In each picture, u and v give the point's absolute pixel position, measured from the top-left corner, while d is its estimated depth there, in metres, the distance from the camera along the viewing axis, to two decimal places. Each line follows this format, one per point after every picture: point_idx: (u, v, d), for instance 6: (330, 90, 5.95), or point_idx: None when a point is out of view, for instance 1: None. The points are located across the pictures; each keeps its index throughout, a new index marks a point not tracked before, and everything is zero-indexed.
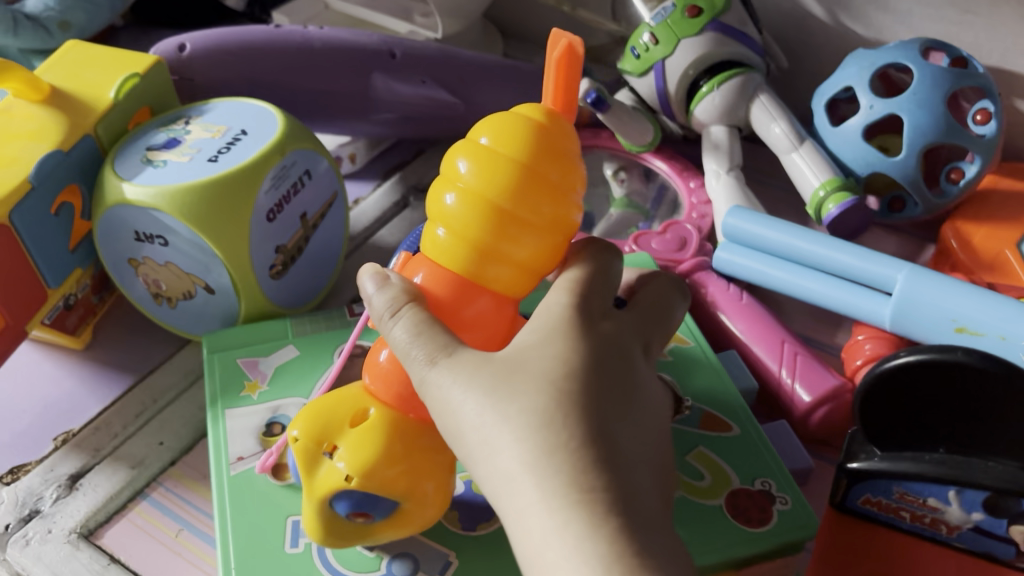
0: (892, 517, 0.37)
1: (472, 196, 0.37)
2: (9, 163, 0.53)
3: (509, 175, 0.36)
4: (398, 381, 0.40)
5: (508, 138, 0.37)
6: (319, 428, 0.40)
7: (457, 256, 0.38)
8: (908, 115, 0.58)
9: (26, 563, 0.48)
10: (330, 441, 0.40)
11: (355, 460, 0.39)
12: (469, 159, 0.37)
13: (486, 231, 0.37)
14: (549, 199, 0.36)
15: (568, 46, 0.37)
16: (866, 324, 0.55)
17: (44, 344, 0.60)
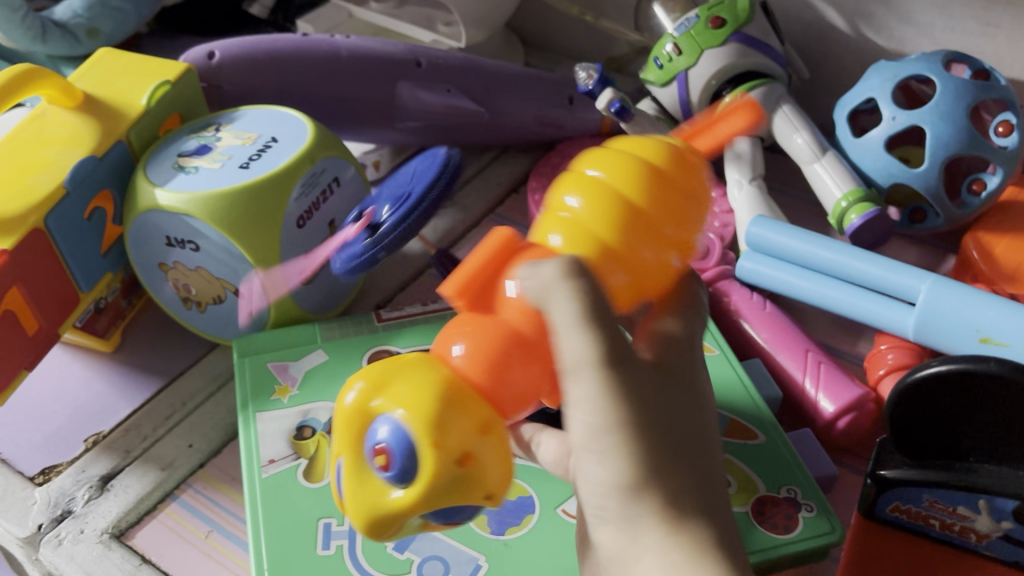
0: (920, 525, 0.38)
1: (611, 199, 0.35)
2: (44, 169, 0.54)
3: (642, 176, 0.36)
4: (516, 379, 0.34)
5: (633, 165, 0.36)
6: (442, 428, 0.32)
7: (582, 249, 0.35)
8: (930, 127, 0.58)
9: (59, 562, 0.49)
10: (462, 451, 0.33)
11: (487, 482, 0.33)
12: (600, 166, 0.36)
13: (617, 228, 0.35)
14: (672, 223, 0.36)
15: (752, 112, 0.43)
16: (889, 334, 0.55)
17: (74, 347, 0.61)
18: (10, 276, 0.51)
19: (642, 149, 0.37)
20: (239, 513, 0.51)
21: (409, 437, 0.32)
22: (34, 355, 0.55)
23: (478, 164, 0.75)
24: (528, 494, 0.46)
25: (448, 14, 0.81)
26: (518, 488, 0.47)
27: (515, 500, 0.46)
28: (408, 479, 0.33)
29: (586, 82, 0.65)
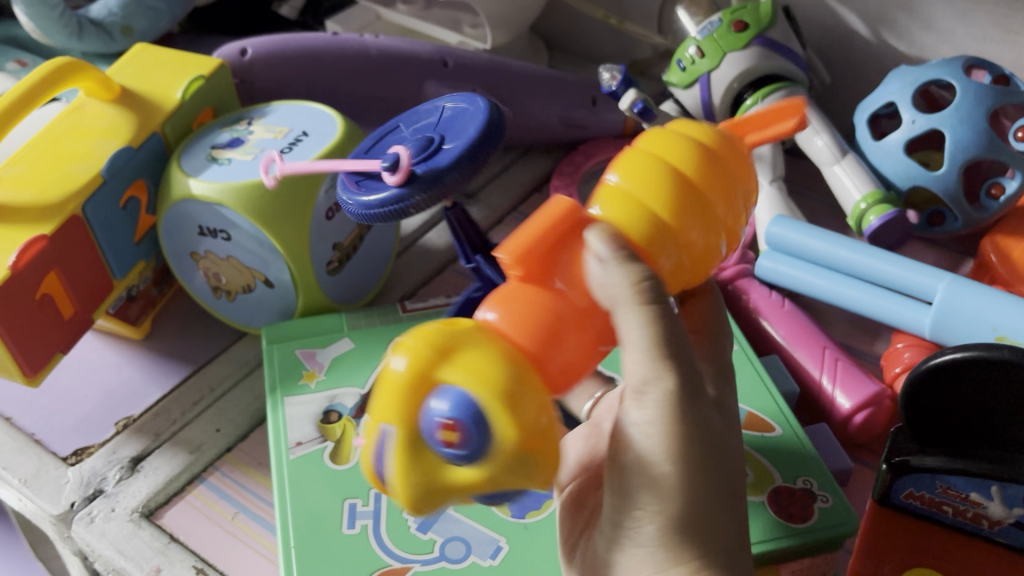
0: (934, 512, 0.39)
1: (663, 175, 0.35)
2: (83, 158, 0.56)
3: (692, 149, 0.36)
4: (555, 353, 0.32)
5: (685, 147, 0.36)
6: (517, 406, 0.30)
7: (638, 222, 0.34)
8: (950, 130, 0.59)
9: (91, 539, 0.50)
10: (540, 434, 0.30)
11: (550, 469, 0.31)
12: (618, 168, 0.36)
13: (671, 201, 0.34)
14: (721, 200, 0.36)
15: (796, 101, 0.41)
16: (906, 333, 0.56)
17: (106, 334, 0.63)
18: (48, 261, 0.52)
19: (689, 131, 0.37)
20: (265, 495, 0.52)
21: (481, 408, 0.29)
22: (69, 339, 0.56)
23: (501, 163, 0.76)
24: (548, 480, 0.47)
25: (475, 17, 0.82)
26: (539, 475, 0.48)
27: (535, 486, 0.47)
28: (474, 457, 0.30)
29: (610, 82, 0.67)
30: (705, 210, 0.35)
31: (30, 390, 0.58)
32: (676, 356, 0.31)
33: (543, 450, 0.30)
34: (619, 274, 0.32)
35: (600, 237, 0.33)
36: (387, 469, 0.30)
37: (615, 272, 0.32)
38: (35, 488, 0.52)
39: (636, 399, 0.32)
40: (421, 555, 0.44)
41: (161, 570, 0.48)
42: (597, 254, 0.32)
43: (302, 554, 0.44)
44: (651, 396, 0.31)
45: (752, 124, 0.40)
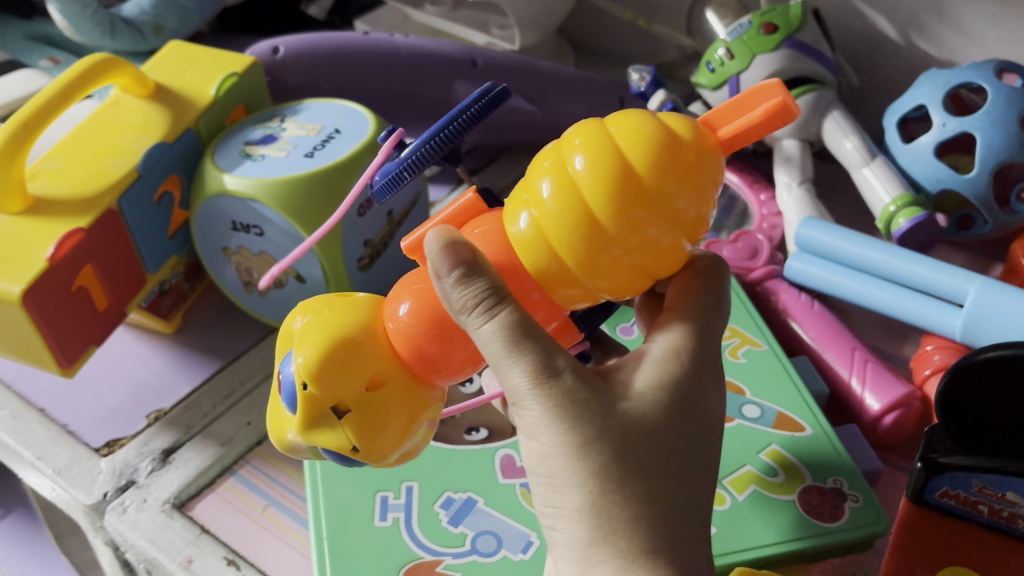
0: (968, 511, 0.39)
1: (601, 170, 0.31)
2: (118, 153, 0.57)
3: (615, 173, 0.31)
4: (413, 335, 0.35)
5: (647, 135, 0.31)
6: (321, 378, 0.35)
7: (537, 258, 0.33)
8: (980, 134, 0.59)
9: (124, 529, 0.50)
10: (341, 401, 0.35)
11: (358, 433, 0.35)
12: (571, 161, 0.32)
13: (578, 242, 0.31)
14: (688, 192, 0.31)
15: (780, 105, 0.33)
16: (935, 336, 0.56)
17: (137, 328, 0.63)
18: (84, 254, 0.53)
19: (669, 119, 0.33)
20: (295, 489, 0.53)
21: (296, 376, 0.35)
22: (102, 331, 0.57)
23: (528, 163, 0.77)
24: None
25: (503, 18, 0.82)
26: None
27: None
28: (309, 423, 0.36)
29: (638, 83, 0.67)
30: (659, 208, 0.31)
31: (63, 382, 0.59)
32: (526, 353, 0.32)
33: (348, 418, 0.35)
34: (449, 290, 0.33)
35: (438, 251, 0.33)
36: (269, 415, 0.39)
37: (455, 292, 0.33)
38: (68, 478, 0.53)
39: (518, 396, 0.33)
40: (452, 549, 0.44)
41: (193, 560, 0.48)
42: (437, 271, 0.33)
43: (334, 546, 0.45)
44: (529, 394, 0.33)
45: (729, 117, 0.34)
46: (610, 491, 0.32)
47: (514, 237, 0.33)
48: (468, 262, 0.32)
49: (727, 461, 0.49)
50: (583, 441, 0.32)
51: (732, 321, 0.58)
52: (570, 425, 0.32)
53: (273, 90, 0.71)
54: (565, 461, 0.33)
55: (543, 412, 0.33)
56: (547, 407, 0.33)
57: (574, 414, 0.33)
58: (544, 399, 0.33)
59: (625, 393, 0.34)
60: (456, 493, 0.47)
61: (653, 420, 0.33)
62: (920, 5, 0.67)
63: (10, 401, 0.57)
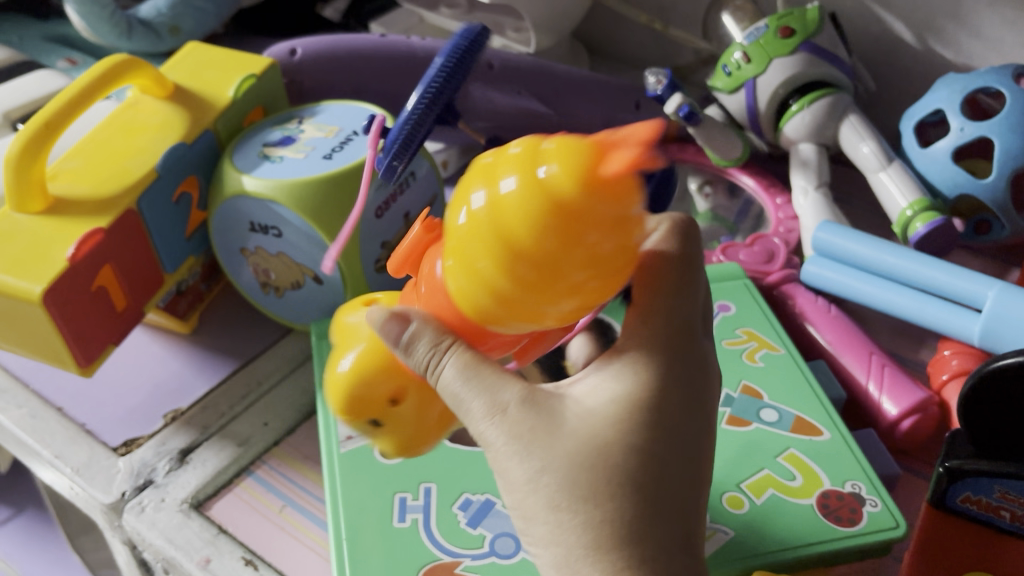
0: (991, 517, 0.39)
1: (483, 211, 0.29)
2: (138, 153, 0.57)
3: (507, 228, 0.29)
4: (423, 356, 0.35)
5: (532, 182, 0.28)
6: (354, 400, 0.37)
7: (469, 306, 0.32)
8: (998, 139, 0.59)
9: (142, 528, 0.51)
10: (374, 413, 0.37)
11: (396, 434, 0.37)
12: (472, 209, 0.30)
13: (494, 297, 0.30)
14: (595, 230, 0.28)
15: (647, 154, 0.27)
16: (953, 340, 0.55)
17: (155, 328, 0.64)
18: (103, 254, 0.53)
19: (558, 152, 0.28)
20: (312, 490, 0.53)
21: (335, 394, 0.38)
22: (120, 331, 0.57)
23: None
24: None
25: (519, 20, 0.82)
26: None
27: None
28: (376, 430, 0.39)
29: (654, 86, 0.67)
30: (556, 251, 0.28)
31: (82, 381, 0.59)
32: (473, 392, 0.33)
33: (384, 426, 0.37)
34: (401, 354, 0.34)
35: (383, 318, 0.34)
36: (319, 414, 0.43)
37: (407, 357, 0.34)
38: (87, 477, 0.53)
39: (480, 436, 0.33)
40: (471, 550, 0.44)
41: (211, 560, 0.48)
42: (387, 338, 0.34)
43: (353, 548, 0.45)
44: (485, 431, 0.33)
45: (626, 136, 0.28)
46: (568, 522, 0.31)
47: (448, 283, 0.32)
48: (407, 325, 0.34)
49: (745, 465, 0.49)
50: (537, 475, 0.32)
51: (749, 325, 0.58)
52: (525, 469, 0.32)
53: (290, 91, 0.71)
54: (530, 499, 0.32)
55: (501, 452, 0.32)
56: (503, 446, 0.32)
57: (522, 448, 0.32)
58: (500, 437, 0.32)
59: (578, 413, 0.32)
60: (474, 495, 0.47)
61: (607, 436, 0.31)
62: (937, 9, 0.67)
63: (29, 399, 0.58)
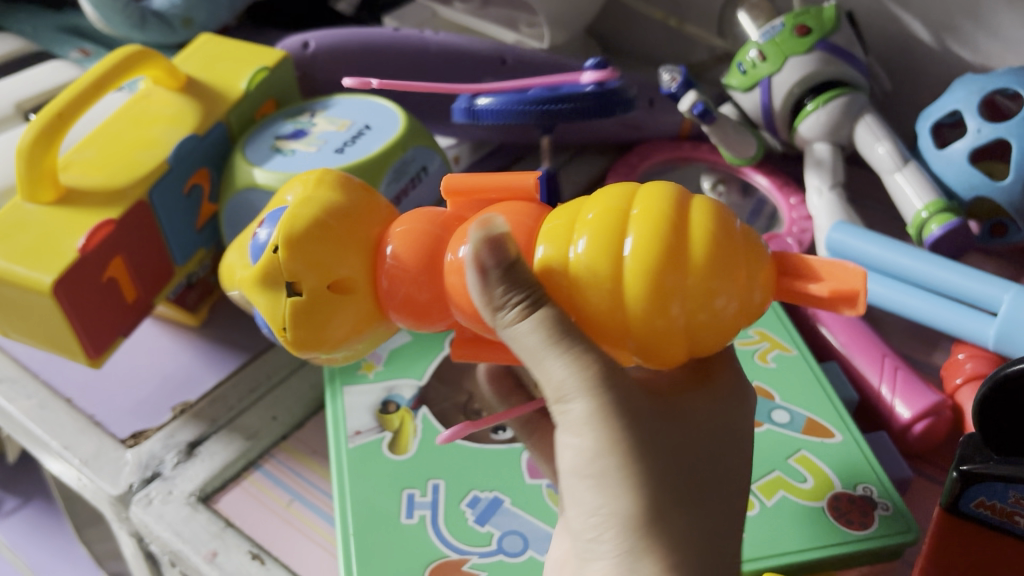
0: (1006, 522, 0.39)
1: (653, 251, 0.29)
2: (150, 145, 0.57)
3: (714, 245, 0.29)
4: (708, 259, 0.29)
5: (743, 239, 0.31)
6: (660, 262, 0.29)
7: (637, 290, 0.29)
8: (1016, 140, 0.58)
9: (149, 521, 0.50)
10: (643, 279, 0.29)
11: (298, 331, 0.34)
12: (674, 217, 0.30)
13: (678, 284, 0.29)
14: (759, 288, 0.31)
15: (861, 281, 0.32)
16: (967, 343, 0.55)
17: (165, 320, 0.64)
18: (113, 245, 0.53)
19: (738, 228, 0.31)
20: (320, 485, 0.52)
21: (610, 234, 0.30)
22: (130, 323, 0.57)
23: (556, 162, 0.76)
24: None
25: (532, 16, 0.82)
26: None
27: None
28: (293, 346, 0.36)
29: (670, 84, 0.66)
30: (745, 291, 0.30)
31: (91, 372, 0.59)
32: (595, 445, 0.32)
33: (630, 297, 0.29)
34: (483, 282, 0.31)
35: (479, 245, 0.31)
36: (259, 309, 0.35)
37: (498, 289, 0.31)
38: (95, 468, 0.53)
39: (574, 475, 0.33)
40: (480, 548, 0.44)
41: (218, 554, 0.48)
42: (478, 266, 0.31)
43: (361, 543, 0.45)
44: (576, 482, 0.33)
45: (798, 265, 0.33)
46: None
47: (612, 263, 0.30)
48: (513, 263, 0.30)
49: (756, 467, 0.48)
50: (637, 542, 0.31)
51: (762, 326, 0.58)
52: (623, 521, 0.32)
53: (303, 85, 0.71)
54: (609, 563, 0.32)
55: (592, 502, 0.32)
56: (601, 494, 0.32)
57: (641, 501, 0.31)
58: (600, 494, 0.32)
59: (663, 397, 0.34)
60: (482, 492, 0.47)
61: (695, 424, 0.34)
62: (956, 9, 0.66)
63: (38, 390, 0.57)
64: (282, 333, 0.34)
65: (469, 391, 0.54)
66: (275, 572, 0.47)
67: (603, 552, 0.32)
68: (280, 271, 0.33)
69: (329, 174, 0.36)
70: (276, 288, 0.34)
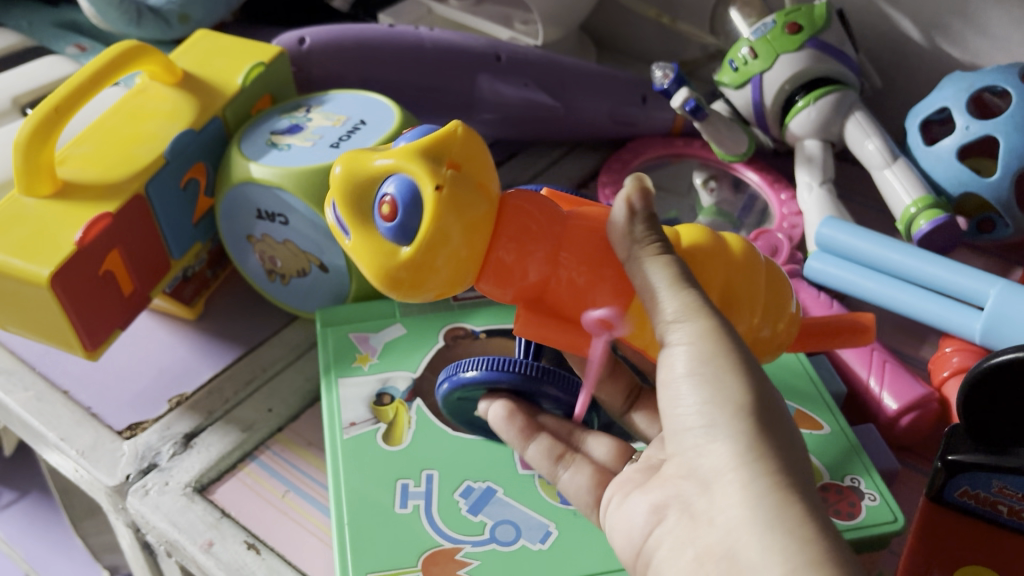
0: (989, 512, 0.39)
1: (735, 268, 0.39)
2: (147, 140, 0.57)
3: (772, 281, 0.41)
4: (769, 287, 0.40)
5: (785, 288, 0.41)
6: (748, 273, 0.39)
7: (728, 287, 0.39)
8: (1003, 137, 0.59)
9: (145, 511, 0.51)
10: (733, 282, 0.39)
11: (445, 206, 0.34)
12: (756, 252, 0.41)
13: (752, 294, 0.39)
14: (786, 333, 0.42)
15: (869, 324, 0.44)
16: (954, 337, 0.55)
17: (161, 314, 0.64)
18: (110, 238, 0.53)
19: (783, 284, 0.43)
20: (315, 477, 0.53)
21: (720, 242, 0.39)
22: (127, 316, 0.57)
23: (550, 158, 0.77)
24: None
25: (526, 14, 0.83)
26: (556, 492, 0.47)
27: (560, 500, 0.47)
28: (407, 228, 0.35)
29: (662, 80, 0.67)
30: (781, 322, 0.41)
31: (87, 364, 0.60)
32: (709, 343, 0.33)
33: (718, 291, 0.39)
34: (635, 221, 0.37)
35: (638, 197, 0.38)
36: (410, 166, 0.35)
37: (642, 228, 0.37)
38: (92, 459, 0.53)
39: (680, 381, 0.34)
40: (473, 537, 0.45)
41: (214, 544, 0.49)
42: (635, 210, 0.37)
43: (355, 533, 0.45)
44: (684, 383, 0.34)
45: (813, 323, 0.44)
46: (775, 480, 0.30)
47: (721, 259, 0.39)
48: (655, 215, 0.37)
49: None
50: (750, 427, 0.31)
51: None
52: (739, 409, 0.32)
53: (299, 81, 0.71)
54: (725, 445, 0.31)
55: (701, 398, 0.33)
56: (713, 390, 0.33)
57: (754, 394, 0.32)
58: (713, 387, 0.33)
59: None
60: (475, 482, 0.48)
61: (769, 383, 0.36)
62: (945, 8, 0.67)
63: (35, 382, 0.58)
64: (430, 189, 0.34)
65: None
66: (270, 562, 0.48)
67: (714, 440, 0.32)
68: (446, 146, 0.35)
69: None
70: (434, 160, 0.35)
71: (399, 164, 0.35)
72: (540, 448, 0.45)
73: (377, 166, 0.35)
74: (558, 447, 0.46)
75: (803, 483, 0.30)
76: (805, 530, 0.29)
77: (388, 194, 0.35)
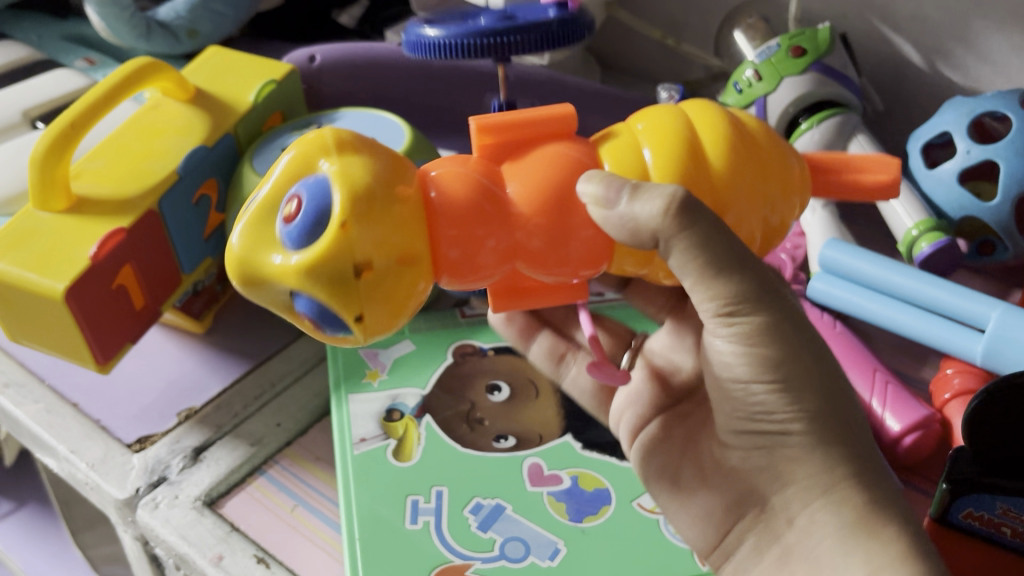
0: (992, 532, 0.40)
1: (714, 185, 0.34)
2: (160, 156, 0.58)
3: (757, 158, 0.35)
4: (757, 165, 0.35)
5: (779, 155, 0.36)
6: (738, 162, 0.34)
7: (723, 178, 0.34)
8: (1004, 162, 0.60)
9: (156, 525, 0.51)
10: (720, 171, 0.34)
11: (370, 320, 0.32)
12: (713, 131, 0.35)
13: (744, 172, 0.34)
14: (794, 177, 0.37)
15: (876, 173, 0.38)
16: (955, 359, 0.56)
17: (170, 328, 0.65)
18: (125, 253, 0.54)
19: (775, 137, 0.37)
20: (323, 492, 0.53)
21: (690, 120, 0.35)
22: (138, 330, 0.58)
23: None
24: (579, 510, 0.48)
25: None
26: (564, 509, 0.48)
27: (568, 518, 0.47)
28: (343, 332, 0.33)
29: (668, 101, 0.68)
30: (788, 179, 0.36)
31: (97, 377, 0.60)
32: (762, 355, 0.35)
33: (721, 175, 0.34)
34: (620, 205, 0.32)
35: (599, 186, 0.33)
36: (317, 294, 0.31)
37: (636, 206, 0.32)
38: (102, 472, 0.54)
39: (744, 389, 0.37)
40: (482, 553, 0.45)
41: (223, 557, 0.49)
42: (606, 199, 0.32)
43: (366, 548, 0.46)
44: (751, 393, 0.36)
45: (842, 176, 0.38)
46: (856, 506, 0.35)
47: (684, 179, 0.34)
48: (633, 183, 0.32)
49: None
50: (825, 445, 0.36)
51: None
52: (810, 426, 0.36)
53: (309, 98, 0.72)
54: (801, 465, 0.36)
55: (768, 414, 0.36)
56: (776, 407, 0.36)
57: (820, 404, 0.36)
58: (781, 398, 0.36)
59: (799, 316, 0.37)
60: (484, 499, 0.48)
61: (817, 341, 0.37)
62: (946, 34, 0.68)
63: (45, 395, 0.58)
64: (350, 320, 0.32)
65: (472, 400, 0.55)
66: None
67: (785, 446, 0.37)
68: (339, 261, 0.31)
69: (333, 128, 0.34)
70: (335, 283, 0.31)
71: (302, 288, 0.31)
72: (541, 348, 0.53)
73: (280, 288, 0.32)
74: (560, 347, 0.53)
75: (866, 475, 0.36)
76: (889, 534, 0.34)
77: (303, 315, 0.33)
